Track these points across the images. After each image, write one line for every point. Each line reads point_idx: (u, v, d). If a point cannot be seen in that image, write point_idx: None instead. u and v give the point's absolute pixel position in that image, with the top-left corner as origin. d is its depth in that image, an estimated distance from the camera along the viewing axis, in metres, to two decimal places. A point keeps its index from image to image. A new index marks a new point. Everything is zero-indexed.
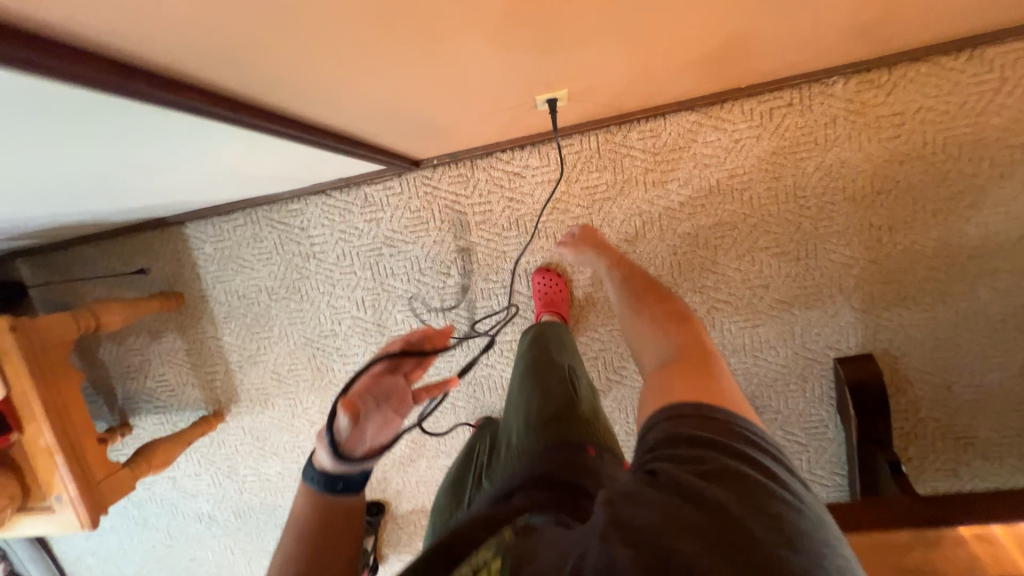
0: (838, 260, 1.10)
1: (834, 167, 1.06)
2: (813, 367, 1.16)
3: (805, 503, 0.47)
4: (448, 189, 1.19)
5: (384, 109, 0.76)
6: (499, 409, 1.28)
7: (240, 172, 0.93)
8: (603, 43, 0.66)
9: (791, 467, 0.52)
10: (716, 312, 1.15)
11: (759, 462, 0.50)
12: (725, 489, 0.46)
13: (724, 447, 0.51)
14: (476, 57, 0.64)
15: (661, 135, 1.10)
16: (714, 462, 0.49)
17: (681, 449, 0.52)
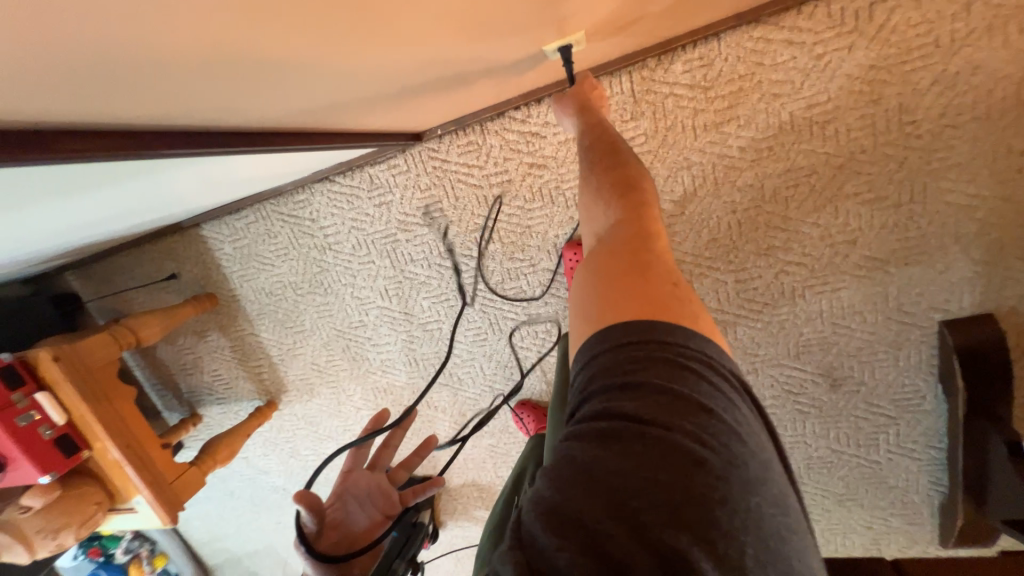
0: (955, 200, 0.85)
1: (959, 76, 0.79)
2: (910, 333, 0.96)
3: (719, 455, 0.43)
4: (459, 160, 1.04)
5: (360, 91, 0.62)
6: (539, 390, 1.20)
7: (228, 175, 0.84)
8: None
9: (721, 410, 0.46)
10: (787, 276, 0.96)
11: (677, 413, 0.44)
12: (629, 460, 0.42)
13: (641, 399, 0.45)
14: (459, 9, 0.48)
15: (713, 62, 0.86)
16: (623, 421, 0.44)
17: (596, 403, 0.47)
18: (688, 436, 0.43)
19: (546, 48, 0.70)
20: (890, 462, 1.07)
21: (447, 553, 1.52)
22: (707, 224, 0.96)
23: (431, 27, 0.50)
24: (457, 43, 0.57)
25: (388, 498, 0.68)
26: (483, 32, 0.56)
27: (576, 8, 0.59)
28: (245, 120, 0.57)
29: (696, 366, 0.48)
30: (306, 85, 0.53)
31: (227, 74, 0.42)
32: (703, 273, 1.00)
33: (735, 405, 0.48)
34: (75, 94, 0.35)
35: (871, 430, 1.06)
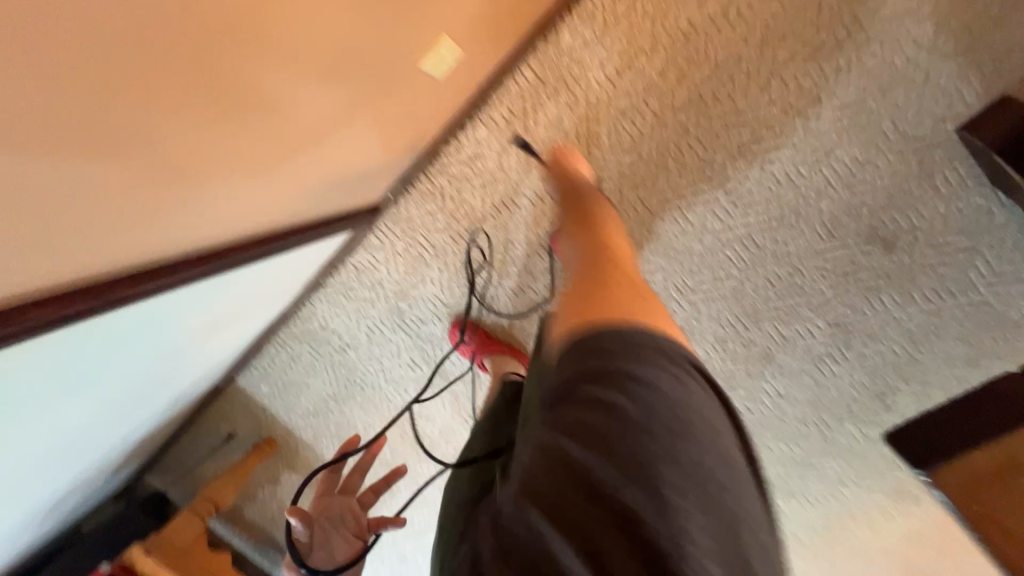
0: (889, 13, 0.82)
1: None
2: (933, 156, 0.87)
3: (666, 426, 0.43)
4: (422, 213, 1.08)
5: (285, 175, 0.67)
6: None
7: (219, 312, 0.89)
8: None
9: (691, 397, 0.46)
10: (773, 164, 0.92)
11: (623, 393, 0.43)
12: (603, 453, 0.40)
13: (614, 391, 0.44)
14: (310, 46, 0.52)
15: (595, 15, 0.89)
16: (596, 414, 0.43)
17: (569, 394, 0.45)
18: (635, 413, 0.43)
19: (427, 66, 0.77)
20: (999, 297, 0.93)
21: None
22: (670, 155, 0.94)
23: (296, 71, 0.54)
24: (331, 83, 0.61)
25: (360, 520, 0.76)
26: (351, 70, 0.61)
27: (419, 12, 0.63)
28: (197, 236, 0.62)
29: (658, 354, 0.47)
30: (229, 180, 0.58)
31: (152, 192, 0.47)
32: (692, 202, 0.96)
33: (700, 395, 0.47)
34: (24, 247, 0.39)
35: (956, 273, 0.93)
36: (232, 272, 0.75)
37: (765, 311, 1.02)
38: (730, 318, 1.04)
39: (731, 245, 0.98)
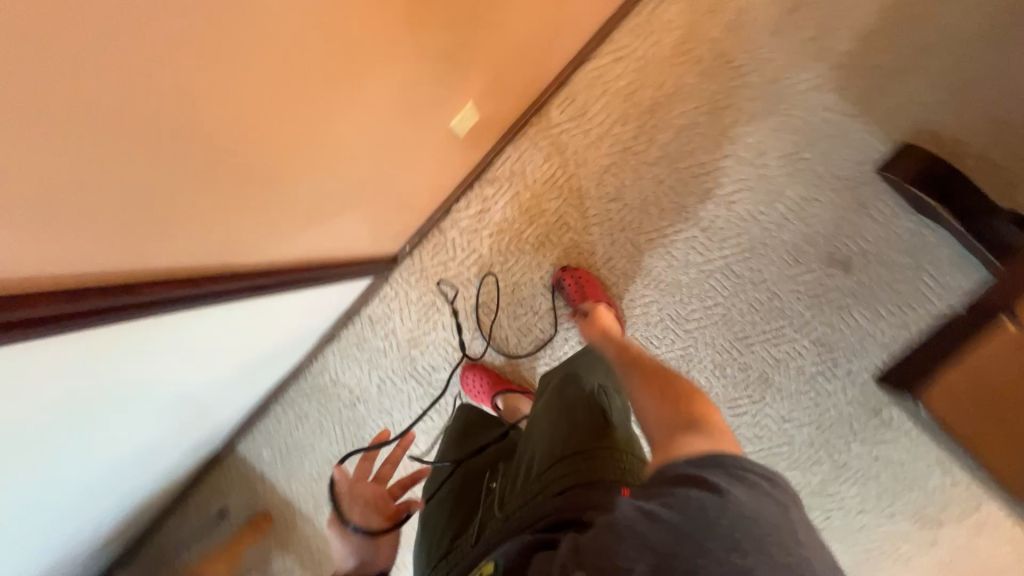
0: (802, 87, 1.06)
1: (735, 19, 1.06)
2: (862, 190, 1.06)
3: (764, 543, 0.43)
4: (434, 263, 1.18)
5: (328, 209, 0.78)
6: None
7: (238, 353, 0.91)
8: None
9: (796, 541, 0.44)
10: (735, 204, 1.09)
11: (723, 498, 0.46)
12: (684, 541, 0.43)
13: (707, 495, 0.46)
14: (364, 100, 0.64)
15: (575, 97, 1.11)
16: (685, 504, 0.45)
17: (663, 483, 0.49)
18: (725, 522, 0.44)
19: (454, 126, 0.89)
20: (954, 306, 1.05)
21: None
22: (649, 201, 1.11)
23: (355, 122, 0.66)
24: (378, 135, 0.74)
25: (390, 503, 0.76)
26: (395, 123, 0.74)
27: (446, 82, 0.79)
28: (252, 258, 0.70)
29: (763, 490, 0.47)
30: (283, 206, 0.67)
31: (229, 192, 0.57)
32: (673, 239, 1.11)
33: (810, 547, 0.44)
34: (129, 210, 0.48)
35: (910, 287, 1.06)
36: (260, 298, 0.81)
37: (754, 333, 1.12)
38: (724, 343, 1.13)
39: (713, 274, 1.11)
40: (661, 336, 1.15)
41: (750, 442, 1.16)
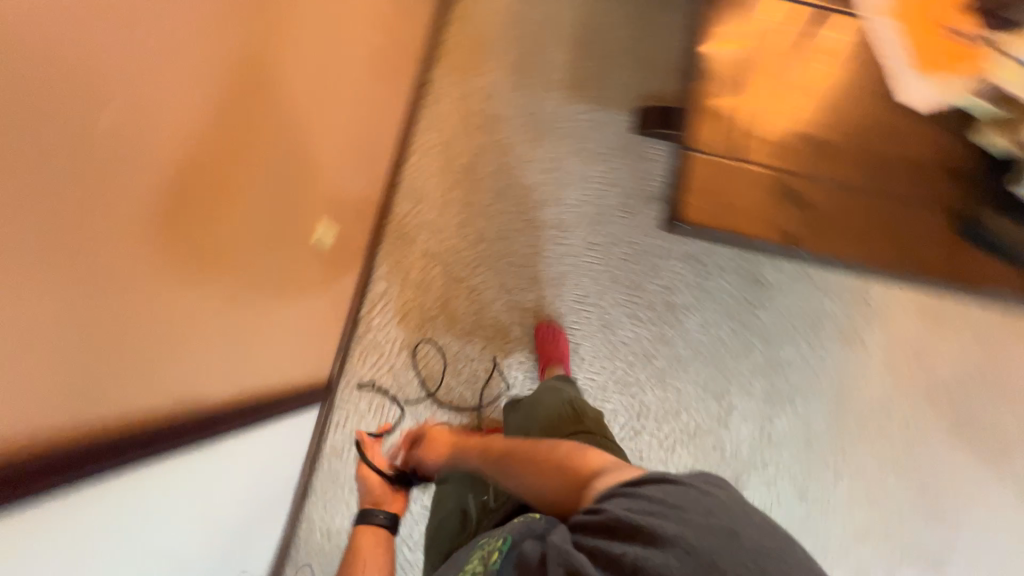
0: (558, 109, 1.44)
1: (490, 91, 1.44)
2: (636, 148, 1.42)
3: (726, 521, 0.54)
4: (368, 367, 1.28)
5: (251, 353, 0.88)
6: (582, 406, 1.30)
7: (218, 528, 0.88)
8: (299, 174, 0.89)
9: (755, 518, 0.54)
10: (564, 200, 1.39)
11: (688, 489, 0.58)
12: (662, 524, 0.54)
13: (679, 492, 0.58)
14: (249, 249, 0.79)
15: (414, 187, 1.37)
16: (663, 500, 0.57)
17: (645, 486, 0.60)
18: (694, 505, 0.55)
19: (314, 241, 1.02)
20: None
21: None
22: (507, 229, 1.37)
23: (248, 268, 0.81)
24: (269, 275, 0.88)
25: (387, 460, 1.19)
26: (278, 259, 0.90)
27: (308, 215, 0.97)
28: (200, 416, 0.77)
29: (725, 490, 0.58)
30: (206, 354, 0.75)
31: (173, 355, 0.67)
32: (539, 246, 1.36)
33: (767, 523, 0.54)
34: (99, 392, 0.56)
35: None
36: (220, 450, 0.83)
37: (638, 279, 1.36)
38: (623, 297, 1.35)
39: (582, 252, 1.36)
40: (578, 319, 1.34)
41: (693, 358, 1.33)
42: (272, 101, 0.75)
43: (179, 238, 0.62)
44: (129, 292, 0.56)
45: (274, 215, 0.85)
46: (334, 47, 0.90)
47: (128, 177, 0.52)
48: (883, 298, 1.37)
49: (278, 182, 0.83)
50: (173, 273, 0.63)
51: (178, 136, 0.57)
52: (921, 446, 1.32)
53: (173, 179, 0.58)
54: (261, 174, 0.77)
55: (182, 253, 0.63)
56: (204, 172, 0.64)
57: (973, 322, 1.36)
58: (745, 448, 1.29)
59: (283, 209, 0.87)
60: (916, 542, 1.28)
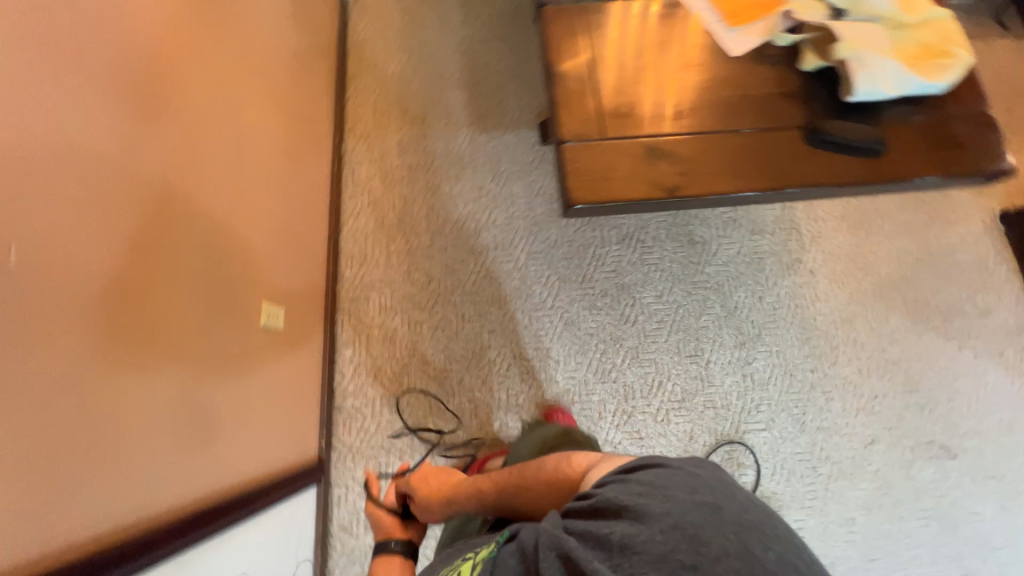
0: (467, 143, 1.55)
1: (401, 145, 1.54)
2: (547, 156, 1.52)
3: (709, 495, 0.55)
4: (355, 433, 1.29)
5: (218, 446, 0.89)
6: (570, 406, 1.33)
7: None
8: (222, 266, 0.94)
9: (736, 491, 0.56)
10: (497, 221, 1.47)
11: (673, 470, 0.59)
12: (649, 505, 0.55)
13: (664, 471, 0.59)
14: (189, 345, 0.83)
15: (353, 251, 1.43)
16: (648, 481, 0.58)
17: (632, 470, 0.62)
18: (678, 483, 0.57)
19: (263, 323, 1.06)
20: None
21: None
22: (452, 262, 1.43)
23: (193, 362, 0.84)
24: (219, 365, 0.91)
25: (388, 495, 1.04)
26: (224, 348, 0.93)
27: (245, 301, 1.02)
28: (176, 517, 0.77)
29: (708, 468, 0.60)
30: (167, 457, 0.76)
31: (132, 458, 0.69)
32: (486, 268, 1.42)
33: (749, 498, 0.56)
34: (55, 506, 0.58)
35: None
36: (217, 549, 0.84)
37: (587, 271, 1.42)
38: (577, 292, 1.40)
39: (527, 263, 1.43)
40: (543, 325, 1.38)
41: (659, 328, 1.38)
42: (174, 206, 0.81)
43: (107, 344, 0.66)
44: (63, 405, 0.59)
45: (207, 307, 0.89)
46: (228, 147, 0.99)
47: (36, 301, 0.56)
48: (808, 223, 1.48)
49: (202, 278, 0.88)
50: (107, 386, 0.66)
51: (82, 256, 0.63)
52: (892, 344, 1.38)
53: (85, 295, 0.63)
54: (182, 274, 0.83)
55: (118, 356, 0.68)
56: (117, 286, 0.68)
57: (893, 220, 1.48)
58: (734, 396, 1.33)
59: (213, 300, 0.91)
60: (920, 434, 1.32)
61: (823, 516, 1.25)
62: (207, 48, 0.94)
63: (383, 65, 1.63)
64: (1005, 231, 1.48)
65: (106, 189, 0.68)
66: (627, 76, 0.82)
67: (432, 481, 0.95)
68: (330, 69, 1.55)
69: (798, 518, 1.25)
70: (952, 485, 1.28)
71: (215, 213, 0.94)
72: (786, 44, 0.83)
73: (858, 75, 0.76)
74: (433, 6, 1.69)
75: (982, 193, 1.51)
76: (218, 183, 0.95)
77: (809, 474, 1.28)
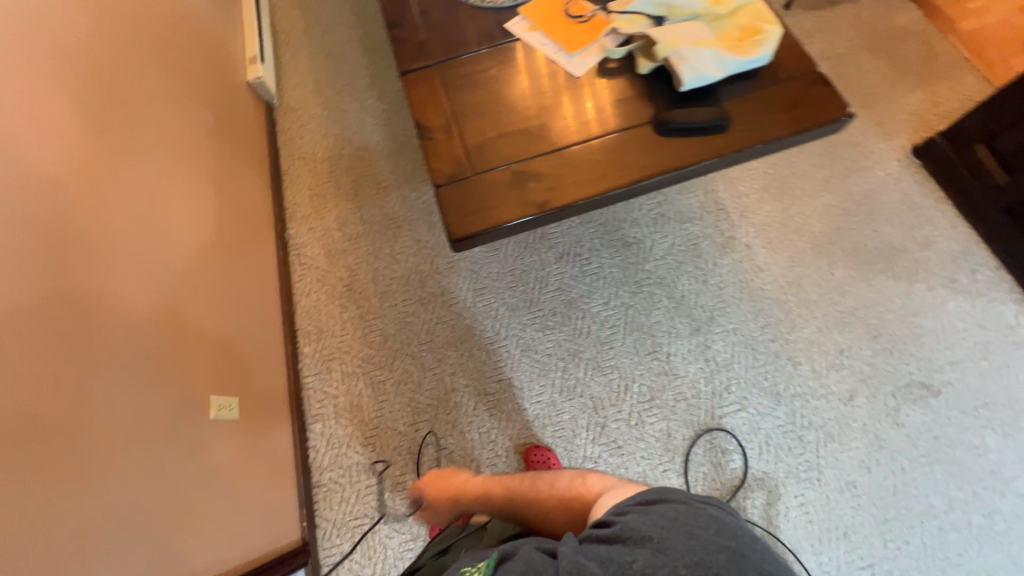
0: (399, 203, 1.64)
1: (339, 219, 1.64)
2: None
3: (729, 540, 0.57)
4: (337, 504, 1.29)
5: (173, 545, 0.92)
6: (542, 430, 1.32)
7: None
8: (163, 369, 0.99)
9: (758, 537, 0.58)
10: (439, 267, 1.53)
11: (694, 511, 0.61)
12: (673, 542, 0.57)
13: (686, 510, 0.61)
14: (130, 449, 0.87)
15: (310, 326, 1.49)
16: (669, 517, 0.60)
17: (653, 505, 0.63)
18: (700, 524, 0.59)
19: (217, 414, 1.10)
20: None
21: (816, 546, 1.15)
22: (403, 316, 1.48)
23: (134, 467, 0.87)
24: (167, 465, 0.94)
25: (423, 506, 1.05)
26: (172, 448, 0.96)
27: (196, 397, 1.06)
28: None
29: (729, 513, 0.62)
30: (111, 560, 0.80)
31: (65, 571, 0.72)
32: (438, 314, 1.47)
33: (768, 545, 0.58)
34: None
35: None
36: None
37: (533, 295, 1.46)
38: (528, 317, 1.44)
39: (474, 300, 1.48)
40: (501, 356, 1.40)
41: (613, 333, 1.40)
42: (102, 323, 0.88)
43: (24, 465, 0.70)
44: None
45: (152, 412, 0.93)
46: (161, 257, 1.07)
47: None
48: (732, 201, 1.53)
49: (145, 383, 0.93)
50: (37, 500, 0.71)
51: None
52: (845, 296, 1.39)
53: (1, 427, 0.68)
54: (119, 381, 0.88)
55: (42, 473, 0.72)
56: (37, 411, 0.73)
57: (812, 179, 1.54)
58: (702, 383, 1.32)
59: (160, 403, 0.95)
60: (897, 378, 1.29)
61: (822, 486, 1.20)
62: (131, 176, 1.04)
63: (312, 152, 1.76)
64: (922, 164, 1.52)
65: (26, 321, 0.75)
66: (487, 115, 0.91)
67: (438, 483, 1.02)
68: (263, 165, 1.68)
69: (798, 493, 1.20)
70: (943, 422, 1.24)
71: (153, 320, 1.00)
72: (621, 55, 0.92)
73: (681, 68, 0.85)
74: (349, 92, 1.85)
75: (889, 135, 1.57)
76: (154, 292, 1.02)
77: (797, 445, 1.24)
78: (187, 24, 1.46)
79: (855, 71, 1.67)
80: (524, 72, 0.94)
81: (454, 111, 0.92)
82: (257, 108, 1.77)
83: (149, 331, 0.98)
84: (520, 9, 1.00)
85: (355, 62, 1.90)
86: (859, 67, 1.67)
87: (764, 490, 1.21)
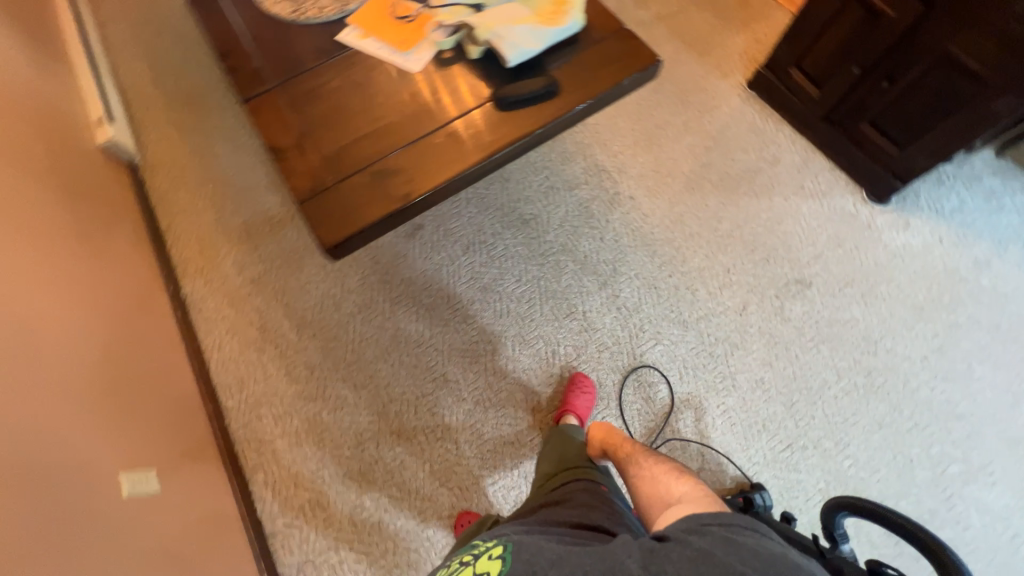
0: (296, 234, 1.61)
1: (235, 265, 1.58)
2: None
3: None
4: (297, 545, 1.26)
5: None
6: (485, 414, 1.37)
7: None
8: (73, 449, 0.91)
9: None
10: (350, 287, 1.52)
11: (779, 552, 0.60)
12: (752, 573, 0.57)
13: (768, 549, 0.61)
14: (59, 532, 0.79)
15: (227, 380, 1.42)
16: (750, 550, 0.60)
17: (735, 531, 0.64)
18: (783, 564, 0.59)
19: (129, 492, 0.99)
20: None
21: (743, 442, 1.29)
22: (325, 344, 1.45)
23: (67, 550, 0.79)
24: (103, 543, 0.86)
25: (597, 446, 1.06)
26: (102, 520, 0.89)
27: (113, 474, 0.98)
28: None
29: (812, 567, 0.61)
30: None
31: None
32: (359, 333, 1.46)
33: None
34: None
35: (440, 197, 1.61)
36: None
37: (448, 290, 1.50)
38: (448, 312, 1.47)
39: (391, 310, 1.48)
40: (431, 356, 1.43)
41: (529, 307, 1.46)
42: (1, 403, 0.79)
43: None
44: None
45: (70, 492, 0.85)
46: (44, 333, 0.98)
47: None
48: (609, 160, 1.65)
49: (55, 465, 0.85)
50: None
51: None
52: (722, 221, 1.55)
53: None
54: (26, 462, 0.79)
55: None
56: None
57: (673, 126, 1.69)
58: (619, 329, 1.42)
59: (76, 482, 0.87)
60: (777, 280, 1.46)
61: (737, 391, 1.34)
62: None
63: (191, 203, 1.68)
64: (757, 94, 1.72)
65: None
66: (338, 125, 0.93)
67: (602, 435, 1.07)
68: (140, 228, 1.57)
69: (719, 402, 1.33)
70: (818, 307, 1.43)
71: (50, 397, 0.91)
72: (452, 45, 0.98)
73: (504, 46, 0.92)
74: (217, 134, 1.78)
75: (726, 76, 1.77)
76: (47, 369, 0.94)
77: (709, 361, 1.38)
78: (13, 89, 1.33)
79: (686, 25, 1.86)
80: (365, 76, 0.97)
81: (304, 128, 0.93)
82: (118, 171, 1.65)
83: (47, 407, 0.89)
84: (349, 18, 1.03)
85: (218, 103, 1.83)
86: (689, 22, 1.86)
87: (691, 408, 1.33)
